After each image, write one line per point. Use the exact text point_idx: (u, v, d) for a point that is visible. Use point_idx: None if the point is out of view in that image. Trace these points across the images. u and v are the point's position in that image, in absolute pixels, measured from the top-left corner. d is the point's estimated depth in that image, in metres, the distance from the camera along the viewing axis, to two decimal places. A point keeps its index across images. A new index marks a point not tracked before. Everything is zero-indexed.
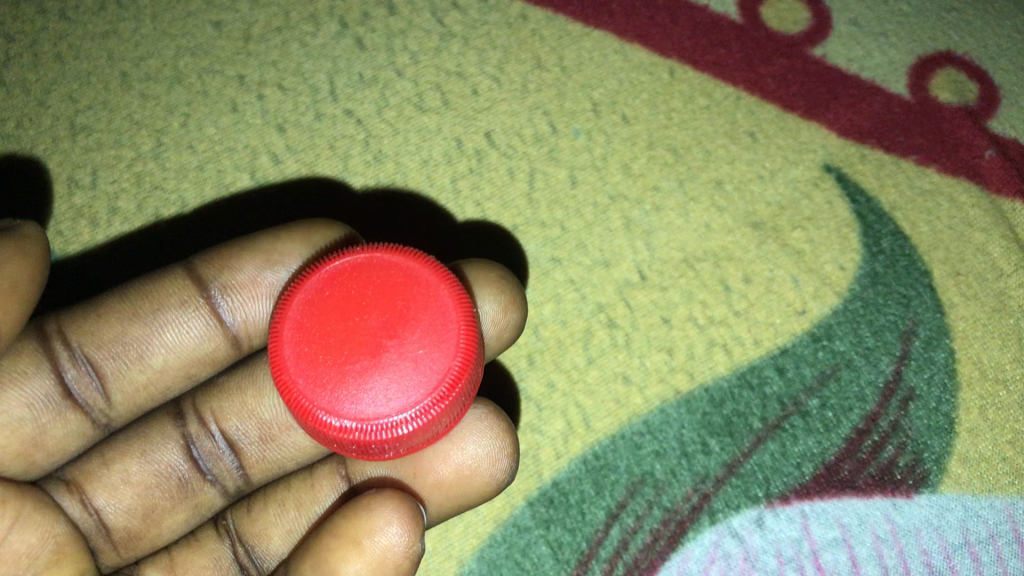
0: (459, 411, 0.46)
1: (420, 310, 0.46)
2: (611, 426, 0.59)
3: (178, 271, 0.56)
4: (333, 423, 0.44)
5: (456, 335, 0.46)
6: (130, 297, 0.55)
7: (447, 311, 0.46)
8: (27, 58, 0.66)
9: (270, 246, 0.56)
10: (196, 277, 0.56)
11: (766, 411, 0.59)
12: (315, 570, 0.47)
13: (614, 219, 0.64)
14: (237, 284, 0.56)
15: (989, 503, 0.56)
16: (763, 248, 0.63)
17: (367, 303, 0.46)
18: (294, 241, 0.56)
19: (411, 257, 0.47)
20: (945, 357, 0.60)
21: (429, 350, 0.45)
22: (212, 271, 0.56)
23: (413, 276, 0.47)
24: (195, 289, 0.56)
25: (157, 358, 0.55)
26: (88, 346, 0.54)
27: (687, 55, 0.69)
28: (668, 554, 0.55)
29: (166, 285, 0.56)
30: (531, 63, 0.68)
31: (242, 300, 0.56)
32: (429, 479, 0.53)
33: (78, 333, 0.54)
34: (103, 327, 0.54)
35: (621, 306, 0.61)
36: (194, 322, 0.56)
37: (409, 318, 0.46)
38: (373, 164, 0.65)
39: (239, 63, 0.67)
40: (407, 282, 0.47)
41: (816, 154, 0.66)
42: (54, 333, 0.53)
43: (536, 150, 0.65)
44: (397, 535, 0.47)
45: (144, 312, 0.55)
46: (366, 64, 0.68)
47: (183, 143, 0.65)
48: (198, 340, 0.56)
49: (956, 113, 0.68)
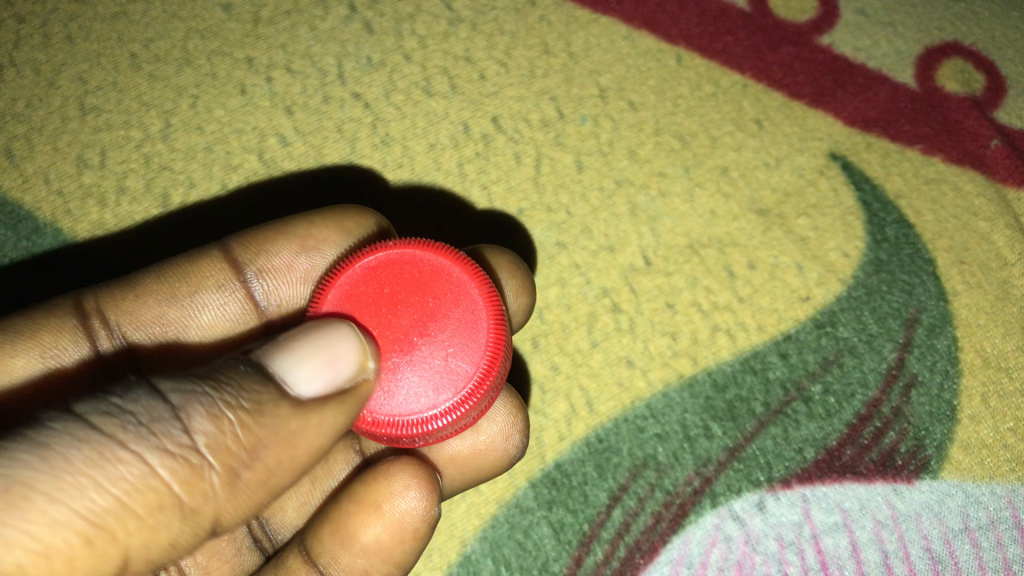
0: (485, 407, 0.47)
1: (451, 309, 0.46)
2: (613, 409, 0.59)
3: (215, 253, 0.56)
4: (366, 417, 0.45)
5: (486, 333, 0.46)
6: (170, 282, 0.56)
7: (477, 310, 0.46)
8: (37, 39, 0.67)
9: (306, 233, 0.56)
10: (232, 261, 0.56)
11: (769, 396, 0.59)
12: (336, 534, 0.51)
13: (620, 204, 0.64)
14: (272, 268, 0.57)
15: (990, 490, 0.56)
16: (768, 235, 0.63)
17: (400, 299, 0.46)
18: (329, 229, 0.56)
19: (443, 254, 0.47)
20: (948, 345, 0.60)
21: (457, 347, 0.46)
22: (249, 254, 0.56)
23: (445, 274, 0.47)
24: (231, 272, 0.56)
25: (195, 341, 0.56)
26: (127, 326, 0.55)
27: (693, 42, 0.69)
28: (669, 536, 0.56)
29: (202, 268, 0.56)
30: (539, 49, 0.68)
31: (275, 283, 0.58)
32: (444, 453, 0.56)
33: (116, 312, 0.54)
34: (139, 308, 0.55)
35: (626, 291, 0.62)
36: (229, 301, 0.57)
37: (440, 317, 0.46)
38: (380, 147, 0.65)
39: (249, 45, 0.67)
40: (439, 279, 0.46)
41: (821, 142, 0.66)
42: (90, 312, 0.54)
43: (542, 135, 0.66)
44: (414, 499, 0.50)
45: (181, 294, 0.56)
46: (374, 48, 0.68)
47: (192, 124, 0.65)
48: (231, 322, 0.58)
49: (962, 103, 0.68)
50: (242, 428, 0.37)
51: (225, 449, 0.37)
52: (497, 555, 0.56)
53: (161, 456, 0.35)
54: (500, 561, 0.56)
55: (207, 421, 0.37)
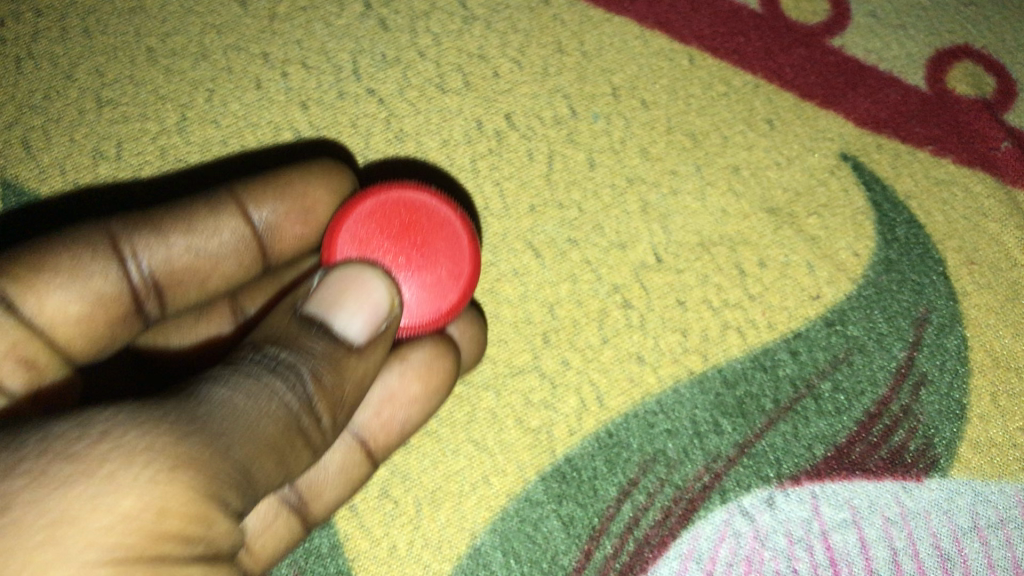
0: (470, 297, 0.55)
1: (435, 236, 0.53)
2: (624, 405, 0.59)
3: (230, 203, 0.56)
4: None
5: (467, 244, 0.53)
6: (197, 236, 0.56)
7: (457, 232, 0.53)
8: (55, 32, 0.67)
9: (304, 193, 0.58)
10: (246, 213, 0.57)
11: (778, 393, 0.59)
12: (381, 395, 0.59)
13: (631, 201, 0.64)
14: (281, 220, 0.58)
15: (999, 489, 0.57)
16: (779, 233, 0.64)
17: (394, 231, 0.53)
18: (321, 190, 0.58)
19: (415, 190, 0.53)
20: (957, 344, 0.61)
21: (448, 262, 0.53)
22: (263, 204, 0.57)
23: (422, 207, 0.53)
24: (245, 223, 0.57)
25: (212, 284, 0.58)
26: (158, 270, 0.55)
27: (706, 43, 0.69)
28: (678, 531, 0.56)
29: (221, 221, 0.56)
30: (552, 47, 0.69)
31: (281, 233, 0.59)
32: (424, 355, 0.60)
33: (148, 254, 0.54)
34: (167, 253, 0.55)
35: (636, 288, 0.62)
36: (241, 246, 0.58)
37: (428, 245, 0.53)
38: (394, 143, 0.66)
39: (264, 41, 0.68)
40: (420, 214, 0.53)
41: (833, 143, 0.67)
42: (126, 254, 0.53)
43: (555, 133, 0.66)
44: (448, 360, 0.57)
45: (202, 242, 0.56)
46: (389, 45, 0.68)
47: (207, 118, 0.66)
48: (242, 267, 0.59)
49: (973, 105, 0.68)
50: (336, 382, 0.45)
51: (330, 396, 0.45)
52: (507, 547, 0.56)
53: (299, 409, 0.43)
54: (509, 553, 0.56)
55: (314, 381, 0.44)
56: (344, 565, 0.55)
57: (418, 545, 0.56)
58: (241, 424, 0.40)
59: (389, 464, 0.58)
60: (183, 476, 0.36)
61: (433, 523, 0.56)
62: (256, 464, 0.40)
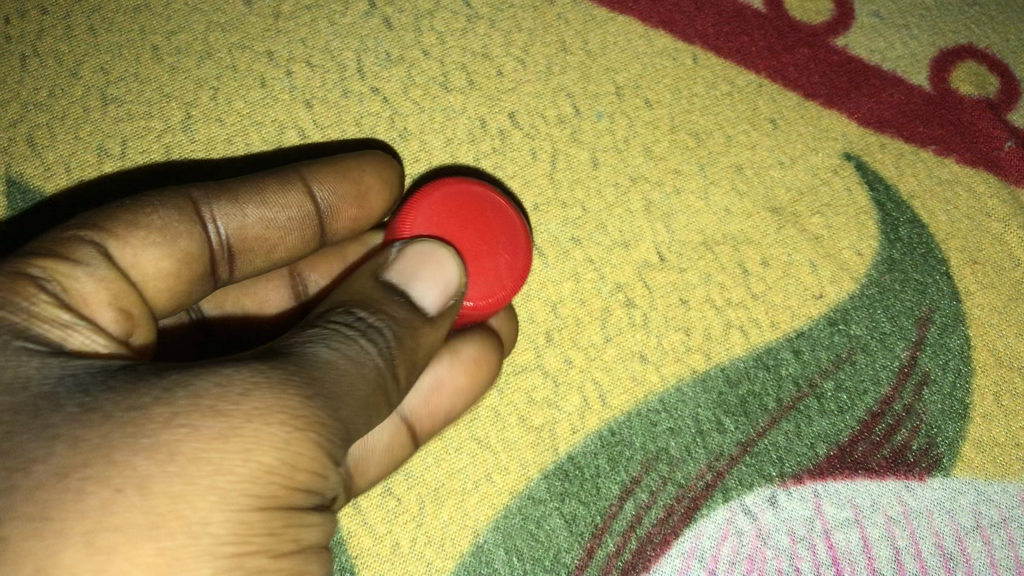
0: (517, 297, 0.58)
1: (498, 227, 0.56)
2: (627, 403, 0.59)
3: (295, 179, 0.56)
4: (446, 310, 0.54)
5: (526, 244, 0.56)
6: (269, 208, 0.54)
7: (517, 227, 0.56)
8: (60, 30, 0.68)
9: (359, 174, 0.57)
10: (310, 190, 0.56)
11: (781, 392, 0.59)
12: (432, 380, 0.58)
13: (635, 200, 0.64)
14: (341, 202, 0.57)
15: (1002, 488, 0.57)
16: (782, 233, 0.64)
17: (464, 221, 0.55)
18: (372, 173, 0.58)
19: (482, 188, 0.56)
20: (961, 343, 0.61)
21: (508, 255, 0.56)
22: (326, 181, 0.56)
23: (487, 200, 0.56)
24: (308, 199, 0.56)
25: (276, 258, 0.57)
26: (232, 239, 0.53)
27: (710, 42, 0.70)
28: (680, 530, 0.56)
29: (288, 196, 0.55)
30: (556, 46, 0.69)
31: (340, 215, 0.58)
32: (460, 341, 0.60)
33: (223, 218, 0.52)
34: (241, 221, 0.53)
35: (639, 286, 0.62)
36: (305, 225, 0.57)
37: (491, 234, 0.55)
38: (398, 142, 0.66)
39: (269, 39, 0.68)
40: (486, 207, 0.56)
41: (836, 143, 0.67)
42: (205, 219, 0.51)
43: (559, 132, 0.66)
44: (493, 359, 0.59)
45: (272, 214, 0.55)
46: (393, 44, 0.68)
47: (212, 116, 0.66)
48: (302, 244, 0.58)
49: (976, 105, 0.68)
50: (417, 347, 0.47)
51: (410, 360, 0.47)
52: (510, 545, 0.56)
53: (388, 369, 0.44)
54: (512, 551, 0.56)
55: (399, 343, 0.46)
56: (348, 563, 0.55)
57: (421, 542, 0.56)
58: (344, 383, 0.42)
59: None
60: (316, 437, 0.39)
61: (436, 519, 0.56)
62: (366, 413, 0.43)
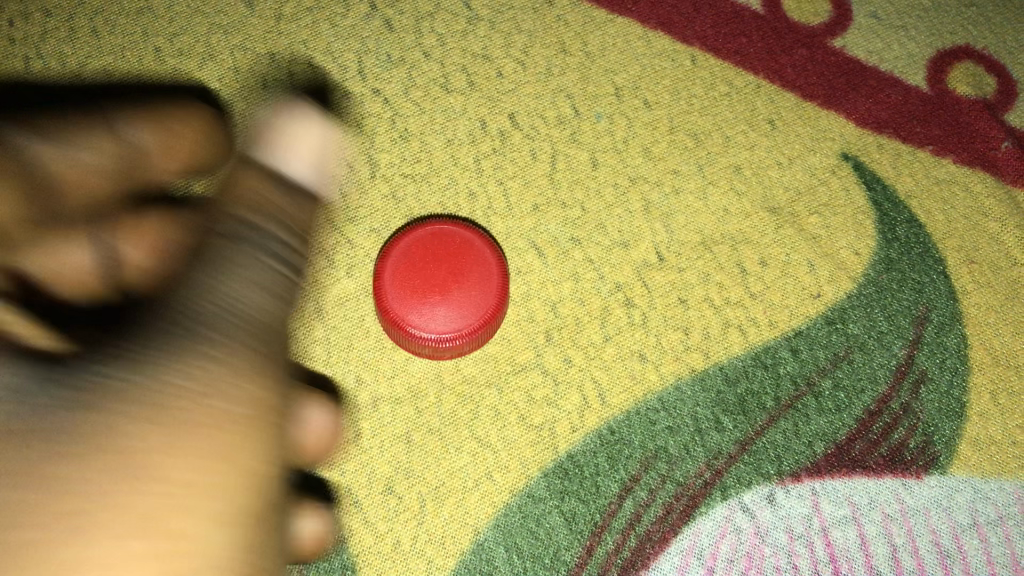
0: (483, 341, 0.57)
1: (473, 266, 0.56)
2: (627, 401, 0.59)
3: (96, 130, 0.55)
4: (415, 335, 0.55)
5: (500, 276, 0.56)
6: (81, 149, 0.53)
7: (491, 268, 0.56)
8: (63, 32, 0.68)
9: (157, 117, 0.58)
10: (114, 133, 0.55)
11: (779, 390, 0.60)
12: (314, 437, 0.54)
13: (633, 201, 0.65)
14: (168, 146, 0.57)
15: (998, 486, 0.58)
16: (779, 233, 0.64)
17: (435, 257, 0.56)
18: (178, 120, 0.59)
19: (467, 229, 0.57)
20: (958, 342, 0.61)
21: (480, 289, 0.55)
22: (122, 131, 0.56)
23: (467, 241, 0.56)
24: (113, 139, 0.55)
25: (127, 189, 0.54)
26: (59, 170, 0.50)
27: (709, 43, 0.70)
28: (679, 527, 0.56)
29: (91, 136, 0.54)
30: (556, 48, 0.69)
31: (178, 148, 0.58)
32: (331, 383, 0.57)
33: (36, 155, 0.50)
34: (72, 162, 0.51)
35: (638, 286, 0.62)
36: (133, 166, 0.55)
37: (464, 271, 0.55)
38: (399, 142, 0.66)
39: (271, 41, 0.69)
40: (464, 248, 0.56)
41: (834, 143, 0.67)
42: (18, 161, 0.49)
43: (558, 132, 0.67)
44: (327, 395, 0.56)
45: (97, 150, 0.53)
46: (394, 45, 0.69)
47: (214, 117, 0.66)
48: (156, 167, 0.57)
49: (973, 106, 0.69)
50: (300, 250, 0.49)
51: (298, 262, 0.48)
52: (510, 543, 0.55)
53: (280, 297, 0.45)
54: (512, 549, 0.55)
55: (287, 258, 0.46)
56: (350, 560, 0.55)
57: (421, 540, 0.55)
58: (263, 322, 0.42)
59: (392, 460, 0.57)
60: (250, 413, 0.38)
61: (437, 518, 0.56)
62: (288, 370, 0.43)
